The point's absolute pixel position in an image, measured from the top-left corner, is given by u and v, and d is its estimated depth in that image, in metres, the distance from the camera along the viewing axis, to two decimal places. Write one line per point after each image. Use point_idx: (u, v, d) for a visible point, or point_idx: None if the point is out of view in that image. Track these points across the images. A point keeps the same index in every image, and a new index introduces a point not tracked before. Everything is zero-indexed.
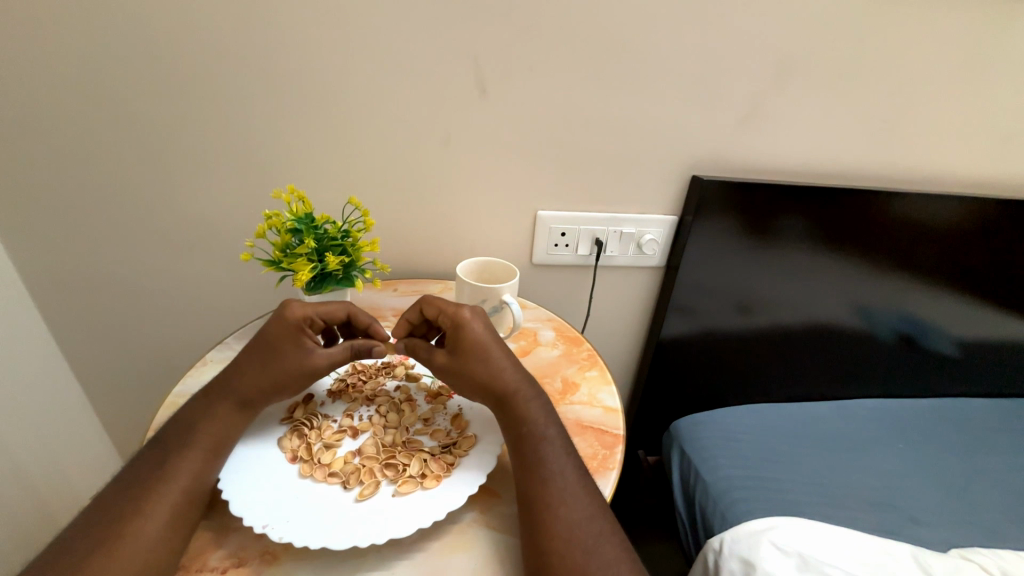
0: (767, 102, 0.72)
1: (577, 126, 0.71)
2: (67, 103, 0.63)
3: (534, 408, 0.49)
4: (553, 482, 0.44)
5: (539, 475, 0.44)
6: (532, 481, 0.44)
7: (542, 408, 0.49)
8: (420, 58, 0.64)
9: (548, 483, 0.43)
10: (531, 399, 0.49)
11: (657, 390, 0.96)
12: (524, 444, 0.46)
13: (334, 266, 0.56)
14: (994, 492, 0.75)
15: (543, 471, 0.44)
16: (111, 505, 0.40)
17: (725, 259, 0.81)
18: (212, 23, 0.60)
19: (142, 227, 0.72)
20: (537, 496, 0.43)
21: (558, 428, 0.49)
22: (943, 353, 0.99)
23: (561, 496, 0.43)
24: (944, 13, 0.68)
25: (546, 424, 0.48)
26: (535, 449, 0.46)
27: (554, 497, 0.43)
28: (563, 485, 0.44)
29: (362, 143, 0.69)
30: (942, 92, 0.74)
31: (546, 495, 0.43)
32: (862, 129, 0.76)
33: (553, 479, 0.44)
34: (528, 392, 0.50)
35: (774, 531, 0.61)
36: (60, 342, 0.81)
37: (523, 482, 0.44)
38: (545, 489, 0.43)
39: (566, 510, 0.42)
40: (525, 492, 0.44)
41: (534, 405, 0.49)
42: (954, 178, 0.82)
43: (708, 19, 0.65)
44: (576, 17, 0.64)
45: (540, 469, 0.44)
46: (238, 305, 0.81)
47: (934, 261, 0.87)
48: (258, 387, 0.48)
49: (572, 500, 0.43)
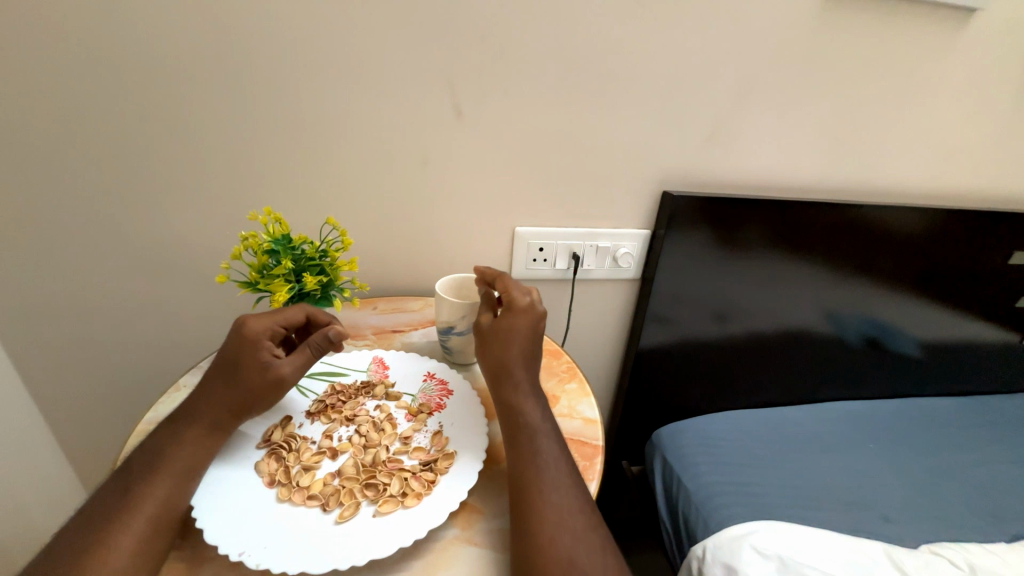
0: (731, 121, 0.76)
1: (551, 145, 0.73)
2: (35, 127, 0.62)
3: (533, 402, 0.50)
4: (545, 469, 0.45)
5: (533, 463, 0.45)
6: (525, 468, 0.45)
7: (541, 402, 0.50)
8: (397, 82, 0.66)
9: (540, 471, 0.45)
10: (532, 393, 0.51)
11: (638, 400, 0.97)
12: (520, 433, 0.48)
13: (312, 286, 0.56)
14: (959, 487, 0.78)
15: (536, 459, 0.46)
16: (73, 540, 0.39)
17: (698, 270, 0.84)
18: (187, 49, 0.61)
19: (112, 251, 0.71)
20: (529, 481, 0.44)
21: (552, 425, 0.50)
22: (907, 355, 1.04)
23: (552, 483, 0.44)
24: (886, 40, 0.73)
25: (543, 418, 0.50)
26: (530, 438, 0.47)
27: (546, 484, 0.44)
28: (553, 474, 0.45)
29: (340, 164, 0.70)
30: (890, 110, 0.79)
31: (535, 481, 0.44)
32: (820, 145, 0.80)
33: (545, 467, 0.45)
34: (530, 387, 0.51)
35: (753, 535, 0.63)
36: (21, 372, 0.78)
37: (517, 467, 0.45)
38: (537, 475, 0.44)
39: (556, 496, 0.43)
40: (517, 477, 0.45)
41: (533, 399, 0.50)
42: (907, 189, 0.87)
43: (670, 44, 0.69)
44: (546, 43, 0.66)
45: (534, 457, 0.46)
46: (214, 327, 0.80)
47: (893, 267, 0.91)
48: (225, 407, 0.47)
49: (562, 488, 0.44)
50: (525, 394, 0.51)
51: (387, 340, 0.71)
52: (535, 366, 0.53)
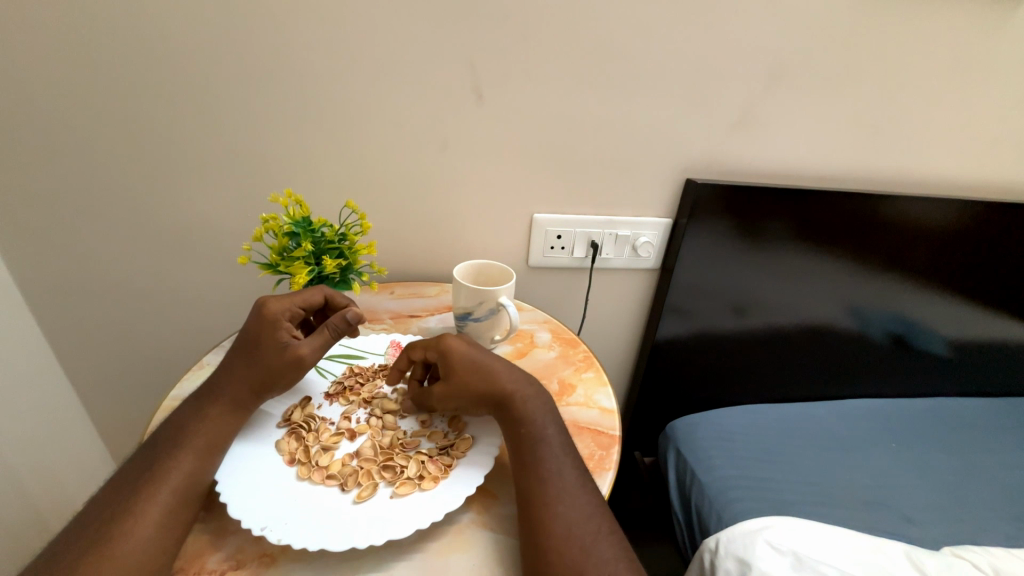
0: (760, 106, 0.73)
1: (573, 130, 0.72)
2: (63, 107, 0.63)
3: (536, 407, 0.49)
4: (554, 478, 0.44)
5: (538, 475, 0.45)
6: (531, 481, 0.44)
7: (544, 408, 0.49)
8: (417, 63, 0.65)
9: (546, 482, 0.44)
10: (533, 401, 0.50)
11: (653, 391, 0.96)
12: (525, 443, 0.47)
13: (331, 269, 0.56)
14: (985, 489, 0.76)
15: (542, 470, 0.45)
16: (104, 508, 0.40)
17: (719, 260, 0.82)
18: (209, 29, 0.61)
19: (137, 230, 0.72)
20: (536, 494, 0.43)
21: (557, 428, 0.49)
22: (935, 353, 1.01)
23: (559, 494, 0.43)
24: (930, 21, 0.69)
25: (546, 423, 0.48)
26: (535, 448, 0.46)
27: (553, 496, 0.43)
28: (560, 484, 0.44)
29: (359, 146, 0.69)
30: (931, 95, 0.75)
31: (545, 491, 0.43)
32: (854, 132, 0.77)
33: (551, 478, 0.44)
34: (528, 393, 0.50)
35: (768, 530, 0.62)
36: (53, 347, 0.81)
37: (522, 481, 0.45)
38: (543, 487, 0.44)
39: (565, 507, 0.42)
40: (524, 490, 0.44)
41: (534, 405, 0.49)
42: (944, 181, 0.83)
43: (699, 25, 0.66)
44: (570, 23, 0.64)
45: (540, 467, 0.45)
46: (235, 308, 0.81)
47: (925, 262, 0.88)
48: (247, 386, 0.48)
49: (570, 497, 0.43)
50: (528, 401, 0.49)
51: (404, 325, 0.71)
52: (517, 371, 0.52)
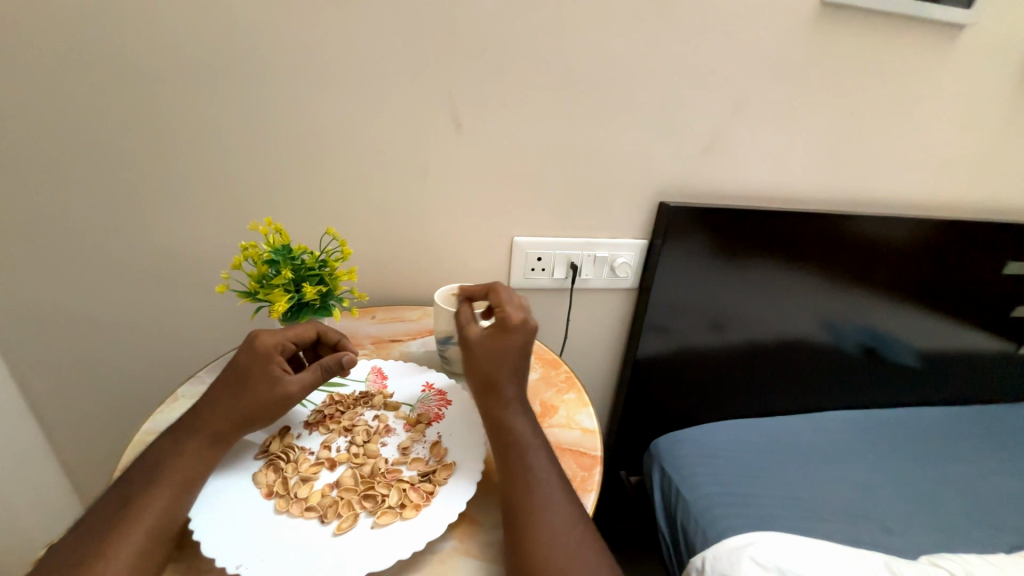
0: (726, 133, 0.77)
1: (550, 156, 0.74)
2: (39, 139, 0.63)
3: (523, 417, 0.49)
4: (539, 487, 0.45)
5: (524, 483, 0.45)
6: (515, 491, 0.44)
7: (530, 418, 0.50)
8: (397, 94, 0.67)
9: (531, 492, 0.44)
10: (522, 409, 0.50)
11: (637, 409, 0.97)
12: (510, 451, 0.47)
13: (311, 296, 0.56)
14: (957, 496, 0.79)
15: (528, 479, 0.45)
16: (69, 554, 0.38)
17: (695, 278, 0.84)
18: (189, 61, 0.61)
19: (113, 259, 0.71)
20: (522, 504, 0.43)
21: (542, 438, 0.50)
22: (903, 363, 1.04)
23: (543, 504, 0.43)
24: (876, 57, 0.75)
25: (533, 432, 0.49)
26: (520, 457, 0.47)
27: (537, 504, 0.43)
28: (545, 493, 0.44)
29: (340, 174, 0.70)
30: (882, 123, 0.80)
31: (529, 501, 0.44)
32: (815, 155, 0.81)
33: (537, 488, 0.45)
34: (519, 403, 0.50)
35: (753, 546, 0.62)
36: (18, 382, 0.78)
37: (507, 489, 0.45)
38: (529, 496, 0.44)
39: (549, 517, 0.43)
40: (510, 498, 0.44)
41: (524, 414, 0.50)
42: (899, 202, 0.88)
43: (666, 59, 0.70)
44: (544, 56, 0.68)
45: (525, 476, 0.45)
46: (213, 336, 0.79)
47: (888, 277, 0.92)
48: (230, 420, 0.47)
49: (554, 508, 0.44)
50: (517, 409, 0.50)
51: (386, 350, 0.71)
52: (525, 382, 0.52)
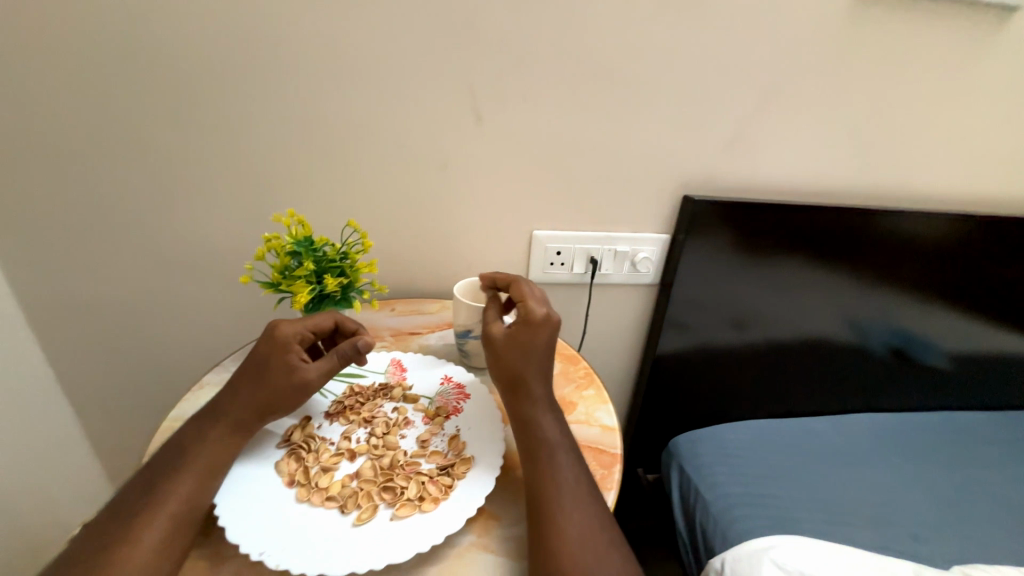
0: (754, 125, 0.74)
1: (571, 149, 0.73)
2: (71, 131, 0.64)
3: (551, 416, 0.50)
4: (567, 486, 0.44)
5: (552, 481, 0.45)
6: (543, 486, 0.44)
7: (557, 418, 0.49)
8: (417, 86, 0.66)
9: (559, 488, 0.44)
10: (550, 407, 0.50)
11: (655, 406, 0.96)
12: (538, 448, 0.47)
13: (332, 288, 0.56)
14: (992, 505, 0.75)
15: (556, 475, 0.45)
16: (99, 535, 0.40)
17: (718, 274, 0.82)
18: (213, 54, 0.62)
19: (142, 249, 0.73)
20: (549, 501, 0.43)
21: (567, 437, 0.50)
22: (936, 366, 1.00)
23: (572, 502, 0.43)
24: (915, 44, 0.71)
25: (559, 431, 0.49)
26: (547, 455, 0.47)
27: (564, 503, 0.43)
28: (572, 492, 0.44)
29: (361, 166, 0.71)
30: (920, 115, 0.76)
31: (557, 499, 0.43)
32: (847, 148, 0.78)
33: (565, 485, 0.45)
34: (547, 401, 0.51)
35: (774, 549, 0.61)
36: (54, 367, 0.81)
37: (534, 485, 0.45)
38: (556, 493, 0.44)
39: (577, 514, 0.43)
40: (537, 494, 0.44)
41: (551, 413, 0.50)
42: (936, 197, 0.84)
43: (692, 48, 0.68)
44: (566, 46, 0.66)
45: (552, 474, 0.45)
46: (236, 326, 0.81)
47: (922, 276, 0.88)
48: (251, 408, 0.48)
49: (582, 505, 0.44)
50: (545, 408, 0.50)
51: (405, 342, 0.71)
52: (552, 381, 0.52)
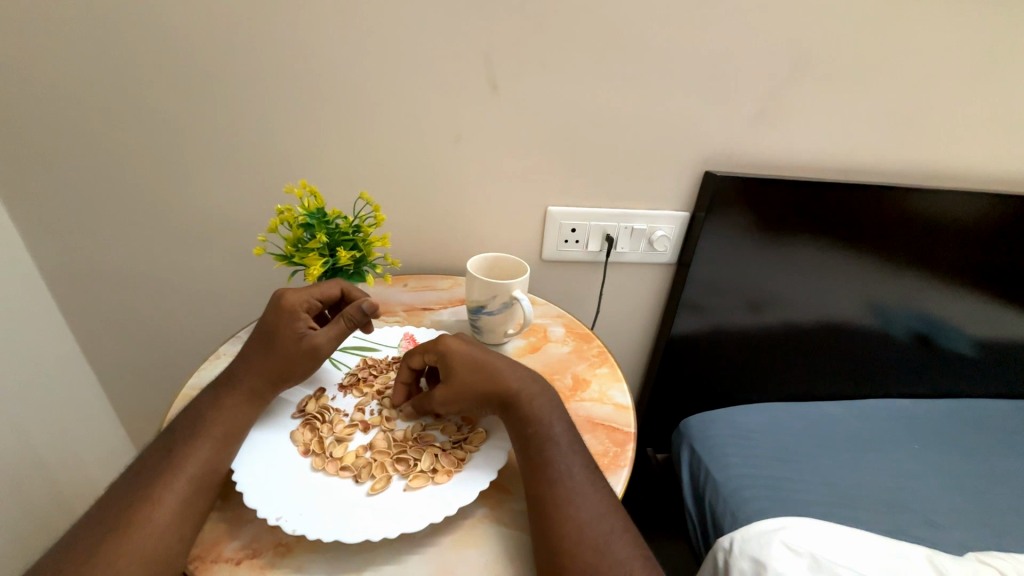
0: (783, 97, 0.71)
1: (589, 121, 0.70)
2: (82, 99, 0.64)
3: (542, 410, 0.48)
4: (563, 480, 0.43)
5: (547, 477, 0.44)
6: (539, 484, 0.43)
7: (548, 411, 0.48)
8: (430, 54, 0.64)
9: (555, 484, 0.43)
10: (538, 402, 0.49)
11: (667, 387, 0.95)
12: (531, 444, 0.46)
13: (345, 261, 0.56)
14: (1012, 493, 0.74)
15: (550, 472, 0.44)
16: (122, 495, 0.41)
17: (737, 255, 0.80)
18: (222, 19, 0.60)
19: (157, 220, 0.73)
20: (547, 496, 0.42)
21: (564, 426, 0.48)
22: (959, 352, 0.97)
23: (570, 496, 0.42)
24: (962, 9, 0.66)
25: (553, 423, 0.48)
26: (542, 449, 0.46)
27: (562, 496, 0.42)
28: (570, 484, 0.43)
29: (373, 138, 0.69)
30: (961, 86, 0.72)
31: (554, 494, 0.42)
32: (880, 123, 0.74)
33: (561, 479, 0.43)
34: (534, 397, 0.49)
35: (785, 530, 0.61)
36: (76, 336, 0.83)
37: (531, 482, 0.44)
38: (553, 489, 0.43)
39: (575, 509, 0.42)
40: (534, 491, 0.43)
41: (542, 407, 0.48)
42: (971, 176, 0.80)
43: (721, 13, 0.64)
44: (586, 11, 0.63)
45: (548, 468, 0.44)
46: (252, 298, 0.82)
47: (951, 259, 0.85)
48: (264, 376, 0.49)
49: (581, 498, 0.42)
50: (531, 406, 0.48)
51: (417, 317, 0.71)
52: (530, 376, 0.51)
